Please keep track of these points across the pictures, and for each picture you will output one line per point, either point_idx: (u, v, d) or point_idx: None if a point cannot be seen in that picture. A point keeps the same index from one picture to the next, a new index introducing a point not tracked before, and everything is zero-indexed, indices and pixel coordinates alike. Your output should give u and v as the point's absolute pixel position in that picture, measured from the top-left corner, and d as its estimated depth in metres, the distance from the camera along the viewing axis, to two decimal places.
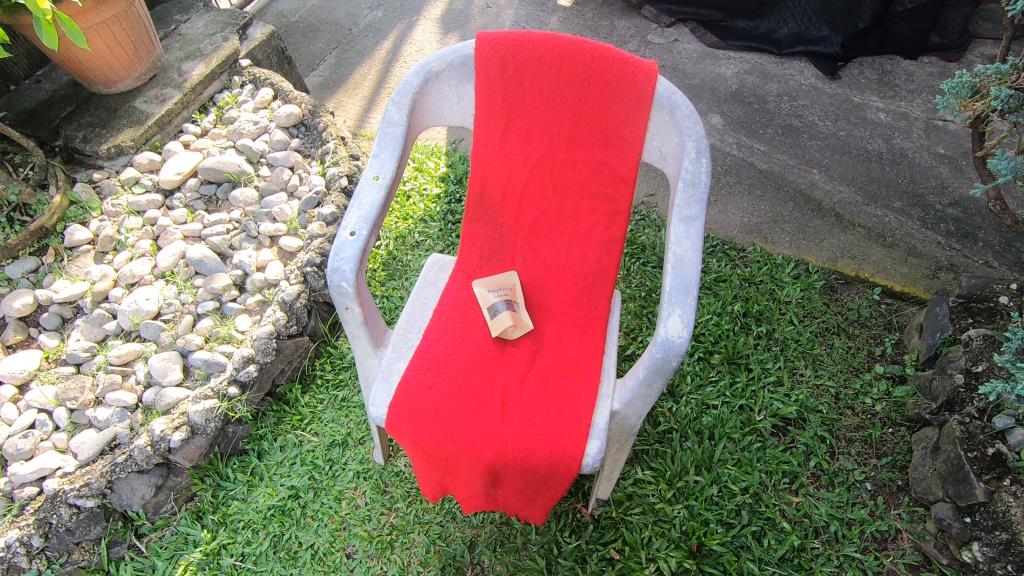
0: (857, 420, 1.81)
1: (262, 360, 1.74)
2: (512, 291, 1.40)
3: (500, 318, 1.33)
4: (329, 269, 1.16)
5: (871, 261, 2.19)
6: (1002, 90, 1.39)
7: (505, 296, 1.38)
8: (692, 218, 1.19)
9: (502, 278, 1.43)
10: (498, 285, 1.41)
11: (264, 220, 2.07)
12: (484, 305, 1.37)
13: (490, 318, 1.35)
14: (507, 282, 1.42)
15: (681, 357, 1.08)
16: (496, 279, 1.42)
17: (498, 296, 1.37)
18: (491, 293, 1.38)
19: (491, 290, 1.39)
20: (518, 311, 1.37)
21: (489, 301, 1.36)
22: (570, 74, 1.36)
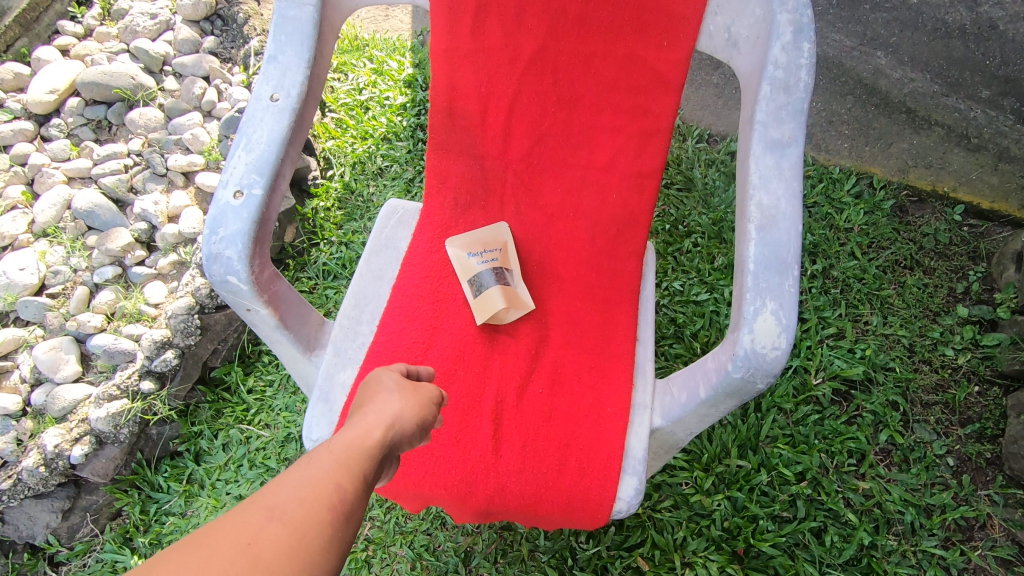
0: (936, 378, 1.46)
1: (183, 343, 1.35)
2: (505, 254, 0.99)
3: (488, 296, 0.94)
4: (206, 256, 0.71)
5: (953, 170, 1.74)
6: None
7: (498, 261, 0.98)
8: (785, 144, 0.74)
9: (489, 233, 1.01)
10: (486, 241, 0.99)
11: (174, 151, 1.57)
12: (464, 274, 0.97)
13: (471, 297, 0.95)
14: (496, 240, 1.00)
15: (774, 380, 0.68)
16: (479, 235, 1.00)
17: (488, 262, 0.97)
18: (472, 257, 0.98)
19: (479, 249, 0.98)
20: (514, 283, 0.97)
21: (472, 271, 0.97)
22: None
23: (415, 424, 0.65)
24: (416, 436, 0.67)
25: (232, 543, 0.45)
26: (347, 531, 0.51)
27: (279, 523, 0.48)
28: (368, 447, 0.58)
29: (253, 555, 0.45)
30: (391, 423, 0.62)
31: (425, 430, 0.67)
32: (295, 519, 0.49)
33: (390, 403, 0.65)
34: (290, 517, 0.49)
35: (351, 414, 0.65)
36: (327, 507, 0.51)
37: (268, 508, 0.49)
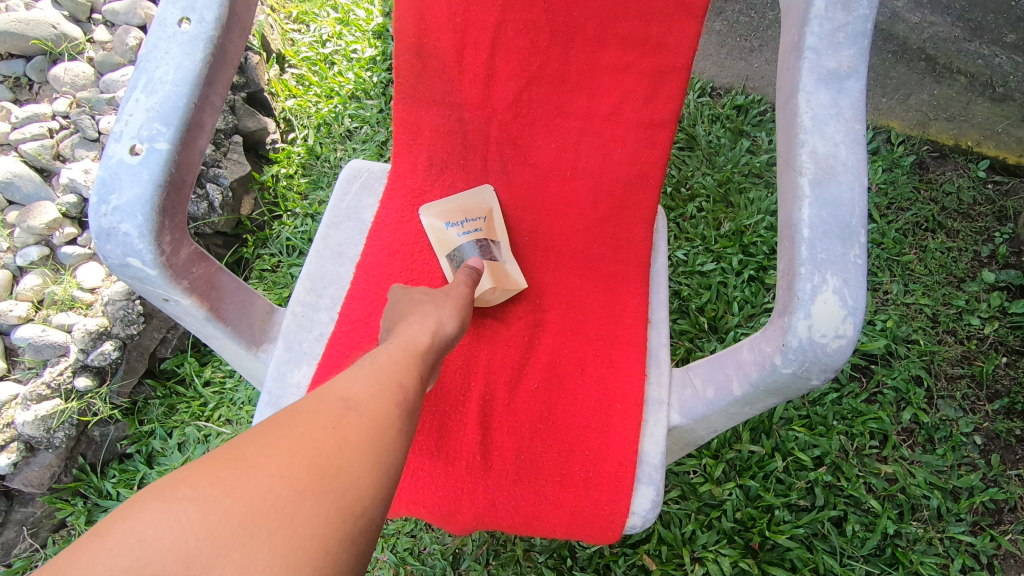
0: (961, 350, 1.35)
1: (123, 333, 1.17)
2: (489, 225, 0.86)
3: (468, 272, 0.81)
4: (98, 233, 0.55)
5: (978, 122, 1.60)
6: None
7: (481, 234, 0.85)
8: (843, 76, 0.58)
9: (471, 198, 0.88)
10: (467, 209, 0.86)
11: (106, 112, 1.36)
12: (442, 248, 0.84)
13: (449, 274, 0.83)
14: (478, 208, 0.87)
15: (833, 376, 0.54)
16: (459, 200, 0.87)
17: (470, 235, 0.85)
18: (451, 228, 0.85)
19: (459, 219, 0.85)
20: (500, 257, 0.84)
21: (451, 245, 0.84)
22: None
23: (453, 333, 0.68)
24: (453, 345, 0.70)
25: (318, 425, 0.48)
26: (413, 424, 0.54)
27: (356, 412, 0.51)
28: (417, 351, 0.61)
29: (339, 437, 0.48)
30: (434, 330, 0.65)
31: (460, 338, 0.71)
32: (368, 411, 0.51)
33: (429, 313, 0.68)
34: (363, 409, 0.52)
35: (392, 325, 0.67)
36: (393, 402, 0.54)
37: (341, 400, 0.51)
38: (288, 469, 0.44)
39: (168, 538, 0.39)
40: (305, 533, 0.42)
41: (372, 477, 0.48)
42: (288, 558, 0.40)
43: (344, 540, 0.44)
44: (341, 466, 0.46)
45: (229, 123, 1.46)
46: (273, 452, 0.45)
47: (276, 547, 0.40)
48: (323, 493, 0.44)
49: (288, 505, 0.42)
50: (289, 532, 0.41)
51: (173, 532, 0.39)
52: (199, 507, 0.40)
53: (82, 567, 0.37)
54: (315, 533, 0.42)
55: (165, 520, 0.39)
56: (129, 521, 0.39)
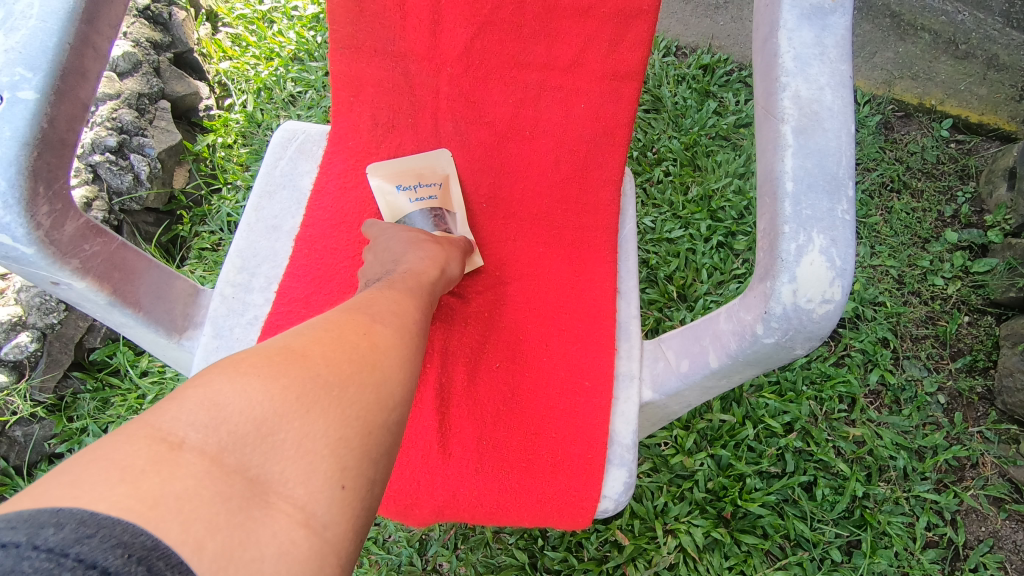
0: (926, 310, 1.34)
1: (42, 323, 1.06)
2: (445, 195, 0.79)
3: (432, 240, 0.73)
4: None
5: (941, 80, 1.58)
6: None
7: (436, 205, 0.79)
8: (826, 13, 0.52)
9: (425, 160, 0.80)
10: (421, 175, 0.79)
11: None
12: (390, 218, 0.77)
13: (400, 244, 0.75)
14: (433, 173, 0.79)
15: (819, 345, 0.49)
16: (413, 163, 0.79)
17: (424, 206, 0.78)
18: (403, 193, 0.78)
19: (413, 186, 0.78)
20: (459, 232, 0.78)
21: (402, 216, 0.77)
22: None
23: (459, 271, 0.71)
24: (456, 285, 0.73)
25: (356, 329, 0.51)
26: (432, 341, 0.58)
27: (385, 325, 0.54)
28: (427, 282, 0.64)
29: (375, 341, 0.51)
30: (443, 266, 0.68)
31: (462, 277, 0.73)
32: (393, 324, 0.55)
33: (434, 247, 0.70)
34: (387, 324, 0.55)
35: (398, 252, 0.68)
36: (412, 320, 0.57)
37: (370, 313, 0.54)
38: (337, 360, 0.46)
39: (238, 405, 0.40)
40: (358, 412, 0.44)
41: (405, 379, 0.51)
42: (345, 431, 0.43)
43: (387, 426, 0.47)
44: (382, 365, 0.49)
45: (153, 87, 1.32)
46: (318, 347, 0.47)
47: (334, 418, 0.43)
48: (366, 383, 0.47)
49: (338, 388, 0.45)
50: (344, 412, 0.44)
51: (244, 400, 0.41)
52: (262, 385, 0.42)
53: (160, 423, 0.37)
54: (365, 416, 0.45)
55: (234, 392, 0.41)
56: (198, 390, 0.40)
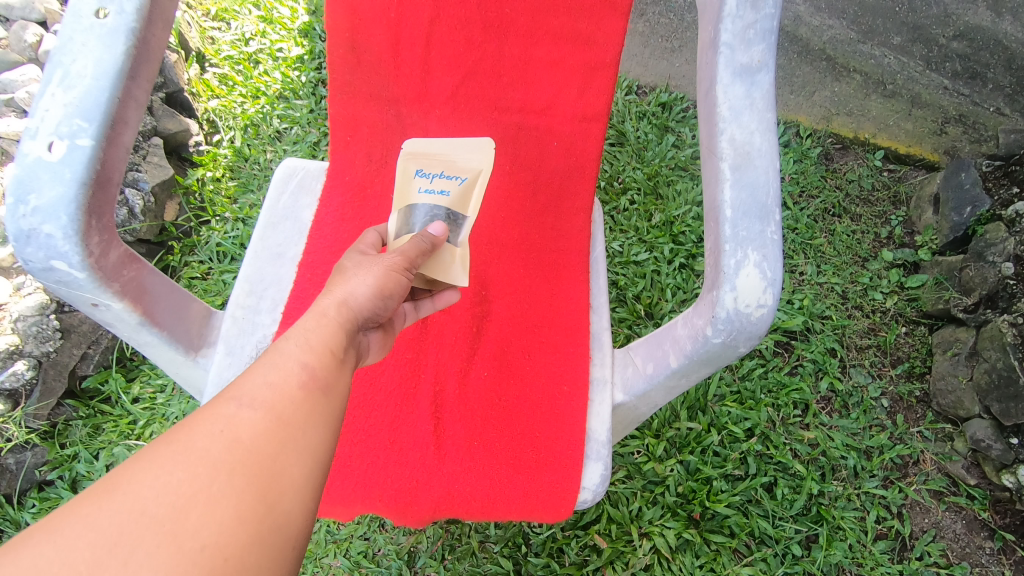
0: (868, 322, 1.48)
1: (38, 351, 1.10)
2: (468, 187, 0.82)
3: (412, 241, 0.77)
4: (14, 235, 0.52)
5: (872, 117, 1.77)
6: None
7: (445, 197, 0.81)
8: (755, 71, 0.64)
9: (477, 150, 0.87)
10: (454, 164, 0.83)
11: (5, 114, 1.27)
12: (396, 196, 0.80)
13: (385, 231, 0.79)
14: (458, 164, 0.83)
15: (758, 342, 0.59)
16: (450, 154, 0.84)
17: (436, 193, 0.81)
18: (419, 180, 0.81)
19: (438, 170, 0.82)
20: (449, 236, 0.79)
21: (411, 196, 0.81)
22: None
23: (370, 293, 0.63)
24: (388, 305, 0.66)
25: (212, 427, 0.45)
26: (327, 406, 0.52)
27: (255, 408, 0.48)
28: (320, 322, 0.57)
29: (238, 435, 0.45)
30: (341, 297, 0.61)
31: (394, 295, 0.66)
32: (271, 400, 0.49)
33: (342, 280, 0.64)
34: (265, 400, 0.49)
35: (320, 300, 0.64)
36: (299, 389, 0.51)
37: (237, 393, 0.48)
38: (175, 480, 0.41)
39: (53, 560, 0.37)
40: (200, 541, 0.40)
41: (281, 469, 0.46)
42: (186, 564, 0.39)
43: (250, 541, 0.42)
44: (242, 466, 0.44)
45: (147, 124, 1.39)
46: (163, 457, 0.43)
47: (169, 555, 0.39)
48: (218, 497, 0.42)
49: (179, 514, 0.40)
50: (186, 538, 0.40)
51: (60, 554, 0.37)
52: (78, 534, 0.38)
53: None
54: (215, 537, 0.41)
55: (40, 554, 0.37)
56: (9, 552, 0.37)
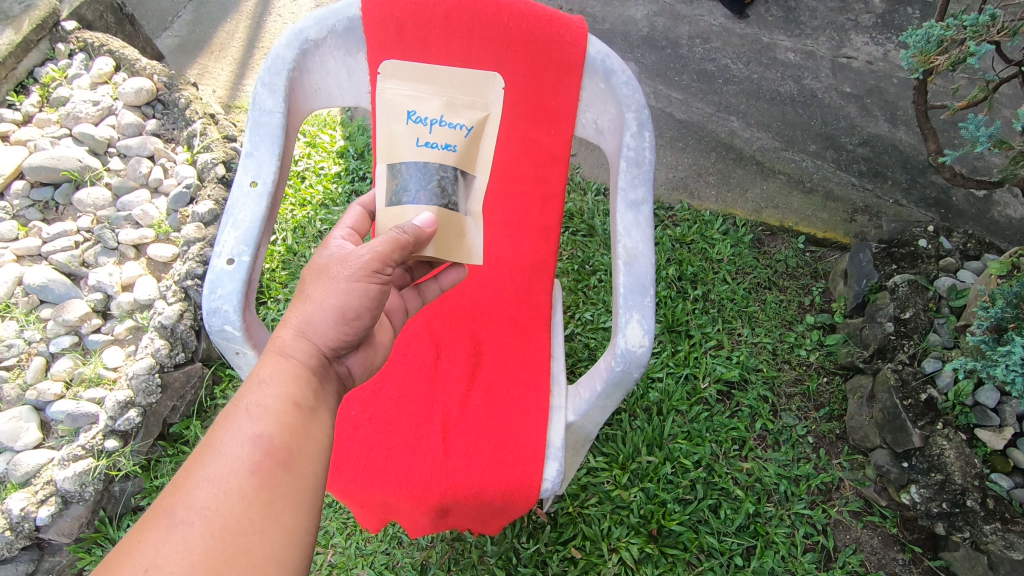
0: (794, 373, 1.82)
1: (145, 401, 1.45)
2: (473, 138, 0.96)
3: (424, 206, 0.91)
4: (206, 311, 0.91)
5: (795, 210, 2.16)
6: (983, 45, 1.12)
7: (451, 154, 0.94)
8: (639, 203, 1.03)
9: (477, 86, 0.99)
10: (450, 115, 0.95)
11: (124, 226, 1.71)
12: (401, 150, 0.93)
13: (387, 195, 0.93)
14: (453, 117, 0.95)
15: (643, 369, 0.95)
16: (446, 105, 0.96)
17: (441, 146, 0.94)
18: (423, 139, 0.94)
19: (435, 122, 0.94)
20: (457, 196, 0.93)
21: (418, 149, 0.94)
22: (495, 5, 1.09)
23: (327, 322, 0.78)
24: (354, 325, 0.81)
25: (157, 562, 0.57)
26: (274, 511, 0.64)
27: (197, 544, 0.59)
28: (281, 366, 0.74)
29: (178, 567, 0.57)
30: (301, 327, 0.78)
31: (359, 315, 0.80)
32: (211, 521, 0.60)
33: (306, 300, 0.79)
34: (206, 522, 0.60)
35: (290, 310, 0.80)
36: (238, 501, 0.63)
37: (180, 524, 0.60)
38: None
39: None
40: None
41: None
42: None
43: None
44: None
45: None
46: None
47: None
48: None
49: None
50: None
51: None
52: None
53: None
54: None
55: None
56: None
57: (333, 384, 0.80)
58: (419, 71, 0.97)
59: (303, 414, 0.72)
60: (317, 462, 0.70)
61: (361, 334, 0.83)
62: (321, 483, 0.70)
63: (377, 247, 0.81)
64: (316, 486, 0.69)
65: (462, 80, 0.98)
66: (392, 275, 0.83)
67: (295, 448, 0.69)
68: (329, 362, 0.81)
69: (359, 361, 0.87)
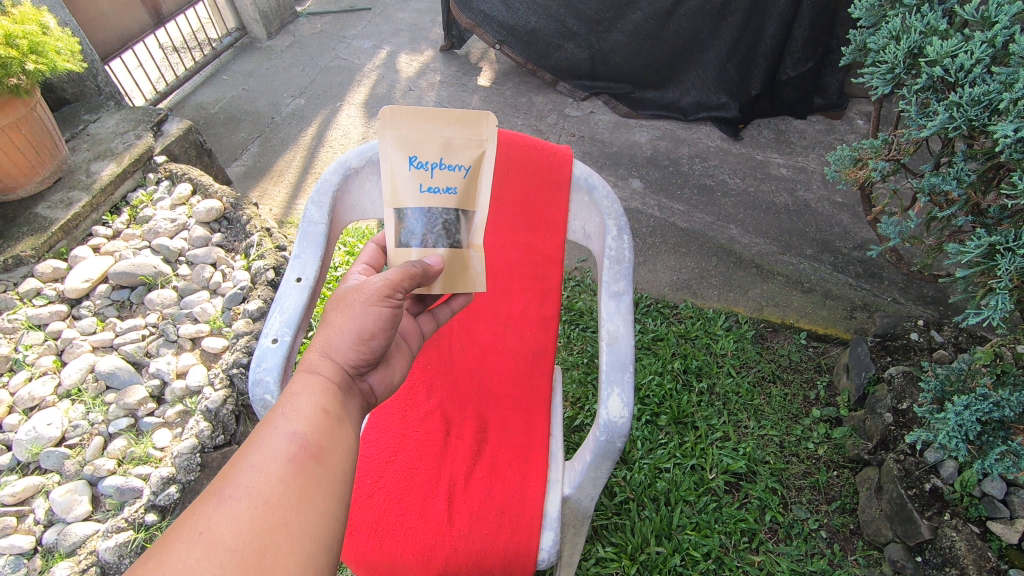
0: (803, 466, 1.84)
1: (185, 478, 1.60)
2: (471, 178, 1.10)
3: (430, 248, 1.10)
4: (251, 382, 1.09)
5: (795, 307, 2.25)
6: (879, 163, 1.36)
7: (452, 197, 1.10)
8: (620, 294, 1.20)
9: (474, 122, 1.09)
10: (450, 159, 1.08)
11: (185, 321, 1.96)
12: (407, 197, 1.08)
13: (396, 236, 1.10)
14: (452, 160, 1.08)
15: (625, 438, 1.07)
16: (446, 147, 1.08)
17: (444, 189, 1.09)
18: (426, 186, 1.09)
19: (437, 167, 1.08)
20: (460, 233, 1.11)
21: (423, 194, 1.09)
22: (499, 139, 1.36)
23: (346, 343, 0.92)
24: (371, 344, 0.95)
25: (213, 527, 0.68)
26: (307, 494, 0.75)
27: (244, 514, 0.70)
28: (310, 381, 0.87)
29: (228, 531, 0.68)
30: (325, 350, 0.91)
31: (375, 335, 0.95)
32: (254, 498, 0.72)
33: (328, 327, 0.93)
34: (251, 499, 0.72)
35: (314, 338, 0.95)
36: (278, 484, 0.74)
37: (229, 498, 0.71)
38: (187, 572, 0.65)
39: None
40: None
41: (267, 549, 0.69)
42: None
43: None
44: (233, 565, 0.66)
45: None
46: (178, 553, 0.66)
47: None
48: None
49: None
50: None
51: None
52: None
53: None
54: None
55: None
56: None
57: (355, 398, 0.92)
58: (417, 115, 1.07)
59: (330, 418, 0.84)
60: (344, 458, 0.82)
61: (377, 354, 0.97)
62: (346, 477, 0.81)
63: (390, 276, 0.97)
64: (342, 478, 0.80)
65: (458, 119, 1.08)
66: (402, 301, 0.99)
67: (325, 445, 0.80)
68: (351, 378, 0.94)
69: (379, 378, 1.01)
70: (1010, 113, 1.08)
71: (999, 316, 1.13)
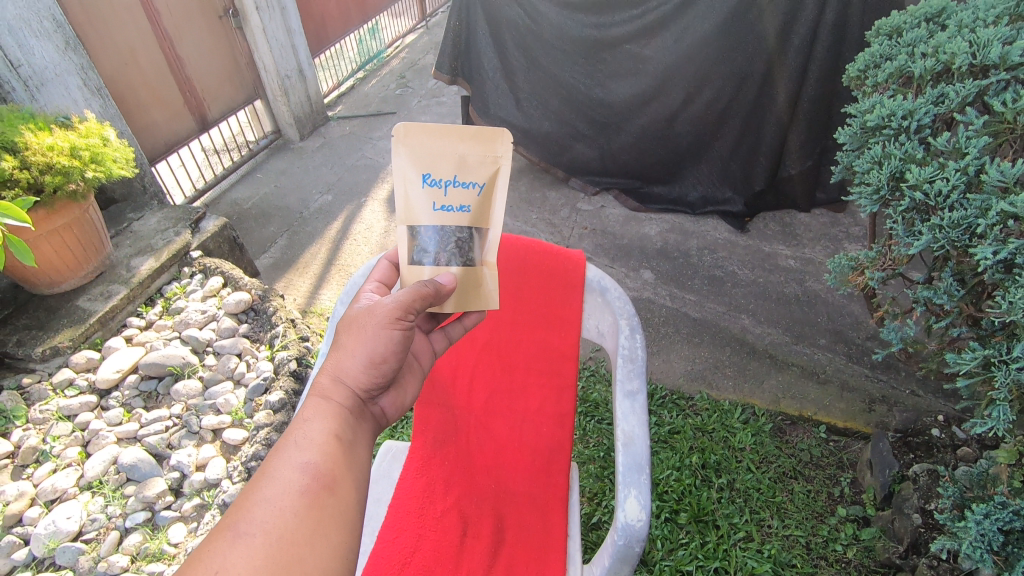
0: (832, 571, 1.77)
1: None
2: (485, 196, 1.09)
3: (443, 265, 1.10)
4: None
5: (812, 399, 2.24)
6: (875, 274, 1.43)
7: (465, 215, 1.09)
8: (634, 393, 1.24)
9: (488, 140, 1.07)
10: (463, 178, 1.07)
11: (208, 412, 2.00)
12: (420, 214, 1.07)
13: (409, 253, 1.10)
14: (465, 177, 1.07)
15: (644, 542, 1.07)
16: (460, 165, 1.07)
17: (458, 207, 1.08)
18: (439, 203, 1.08)
19: (450, 184, 1.07)
20: (473, 252, 1.11)
21: (436, 212, 1.08)
22: (516, 245, 1.45)
23: (357, 366, 0.95)
24: (382, 368, 0.98)
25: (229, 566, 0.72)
26: (320, 529, 0.78)
27: (258, 553, 0.74)
28: (322, 405, 0.90)
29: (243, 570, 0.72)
30: (336, 374, 0.94)
31: (386, 359, 0.98)
32: (268, 534, 0.75)
33: (340, 351, 0.96)
34: (265, 536, 0.75)
35: (327, 358, 0.97)
36: (290, 518, 0.77)
37: (245, 535, 0.75)
38: None
39: None
40: None
41: None
42: None
43: None
44: None
45: None
46: None
47: None
48: None
49: None
50: None
51: None
52: None
53: None
54: None
55: None
56: None
57: (368, 423, 0.95)
58: (431, 131, 1.06)
59: (342, 444, 0.88)
60: (355, 486, 0.85)
61: (388, 375, 0.99)
62: (359, 503, 0.84)
63: (401, 298, 0.99)
64: (355, 506, 0.83)
65: (472, 136, 1.06)
66: (414, 322, 1.01)
67: (337, 474, 0.83)
68: (364, 402, 0.97)
69: (390, 401, 1.04)
70: (988, 236, 1.16)
71: (1003, 428, 1.14)
